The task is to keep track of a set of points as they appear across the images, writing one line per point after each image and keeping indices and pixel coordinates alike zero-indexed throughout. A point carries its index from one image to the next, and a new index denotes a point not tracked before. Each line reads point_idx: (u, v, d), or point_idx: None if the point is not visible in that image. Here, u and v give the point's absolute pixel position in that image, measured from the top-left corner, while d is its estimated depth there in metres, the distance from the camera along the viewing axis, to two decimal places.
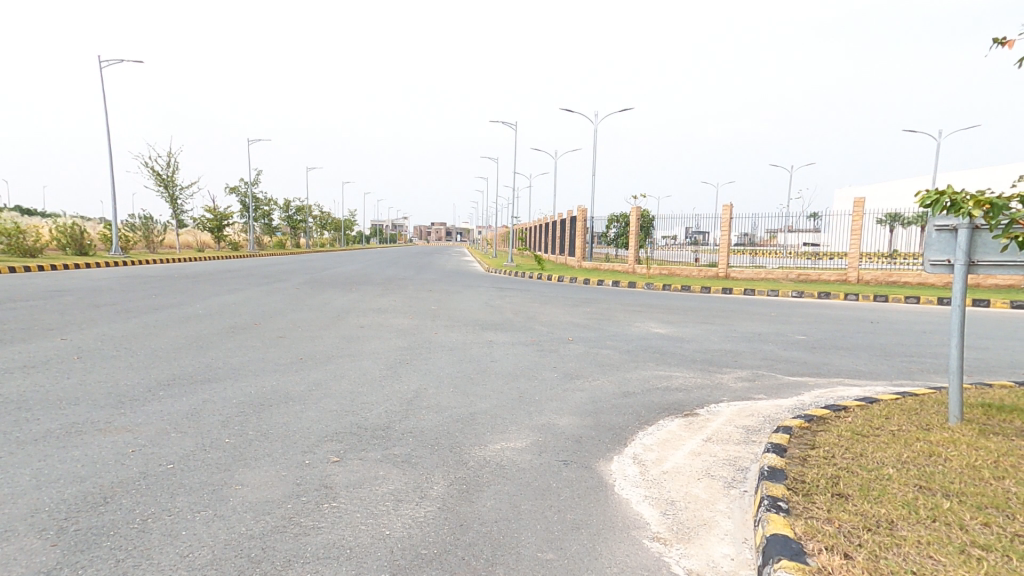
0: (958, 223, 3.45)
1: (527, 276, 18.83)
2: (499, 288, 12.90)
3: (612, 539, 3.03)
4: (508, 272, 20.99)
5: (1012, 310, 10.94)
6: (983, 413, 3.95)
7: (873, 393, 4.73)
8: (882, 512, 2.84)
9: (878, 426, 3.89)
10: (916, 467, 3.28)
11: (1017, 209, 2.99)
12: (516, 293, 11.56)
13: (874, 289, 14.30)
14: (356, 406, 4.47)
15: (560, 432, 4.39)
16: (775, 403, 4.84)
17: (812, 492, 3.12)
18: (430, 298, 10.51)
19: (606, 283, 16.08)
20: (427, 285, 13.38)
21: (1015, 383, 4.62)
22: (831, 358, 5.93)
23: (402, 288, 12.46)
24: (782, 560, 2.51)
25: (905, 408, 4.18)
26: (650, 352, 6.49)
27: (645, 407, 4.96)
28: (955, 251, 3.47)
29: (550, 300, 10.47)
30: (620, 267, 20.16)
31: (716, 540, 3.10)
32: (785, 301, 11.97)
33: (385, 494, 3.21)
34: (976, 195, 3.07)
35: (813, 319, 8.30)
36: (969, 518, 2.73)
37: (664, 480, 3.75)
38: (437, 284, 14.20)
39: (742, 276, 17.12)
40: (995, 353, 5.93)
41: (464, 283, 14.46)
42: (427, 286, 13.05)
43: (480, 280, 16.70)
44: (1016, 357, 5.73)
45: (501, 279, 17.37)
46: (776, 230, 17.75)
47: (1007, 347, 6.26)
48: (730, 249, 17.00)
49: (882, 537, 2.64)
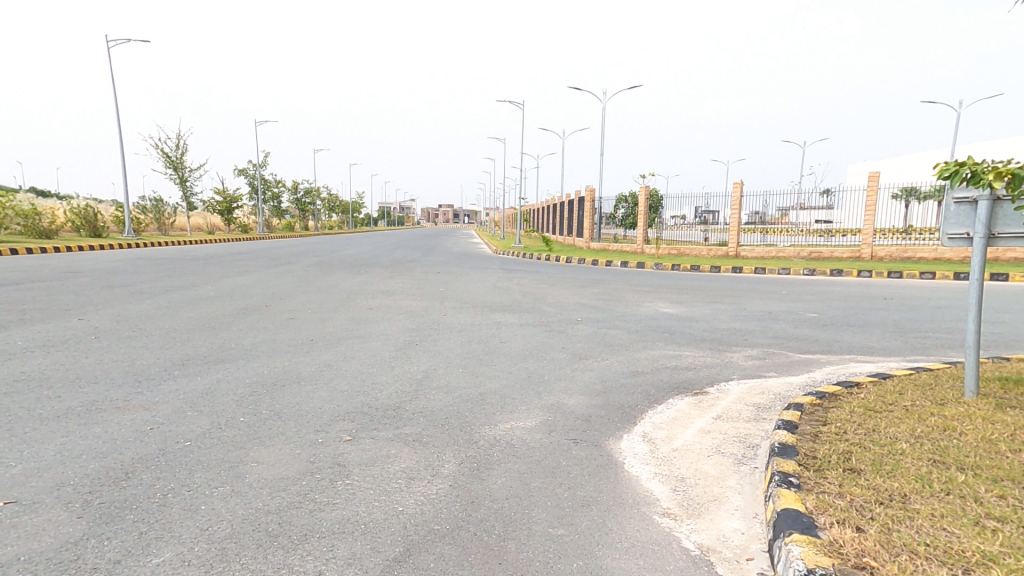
0: (978, 195, 3.38)
1: (535, 257, 18.80)
2: (506, 270, 12.89)
3: (623, 515, 3.06)
4: (515, 253, 20.93)
5: None
6: (999, 387, 3.90)
7: (886, 369, 4.70)
8: (895, 486, 2.84)
9: (891, 402, 3.87)
10: (930, 441, 3.26)
11: None
12: (524, 275, 11.54)
13: (888, 266, 14.11)
14: (367, 387, 4.52)
15: (570, 412, 4.41)
16: (786, 380, 4.83)
17: (824, 467, 3.12)
18: (438, 280, 10.52)
19: (614, 263, 16.02)
20: (435, 267, 13.39)
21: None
22: (842, 335, 5.88)
23: (410, 270, 12.49)
24: (793, 534, 2.53)
25: (919, 384, 4.15)
26: (659, 332, 6.48)
27: (654, 386, 4.97)
28: (974, 224, 3.41)
29: (558, 281, 10.44)
30: (628, 247, 20.02)
31: (726, 515, 3.11)
32: (795, 279, 11.85)
33: (397, 472, 3.25)
34: (997, 165, 2.99)
35: (825, 297, 8.24)
36: (983, 491, 2.72)
37: (674, 458, 3.77)
38: (445, 266, 14.22)
39: (752, 255, 16.92)
40: (1012, 327, 5.85)
41: (472, 265, 14.47)
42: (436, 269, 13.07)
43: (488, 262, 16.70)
44: None
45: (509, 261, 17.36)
46: (787, 208, 17.50)
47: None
48: (740, 227, 16.82)
49: (894, 510, 2.64)
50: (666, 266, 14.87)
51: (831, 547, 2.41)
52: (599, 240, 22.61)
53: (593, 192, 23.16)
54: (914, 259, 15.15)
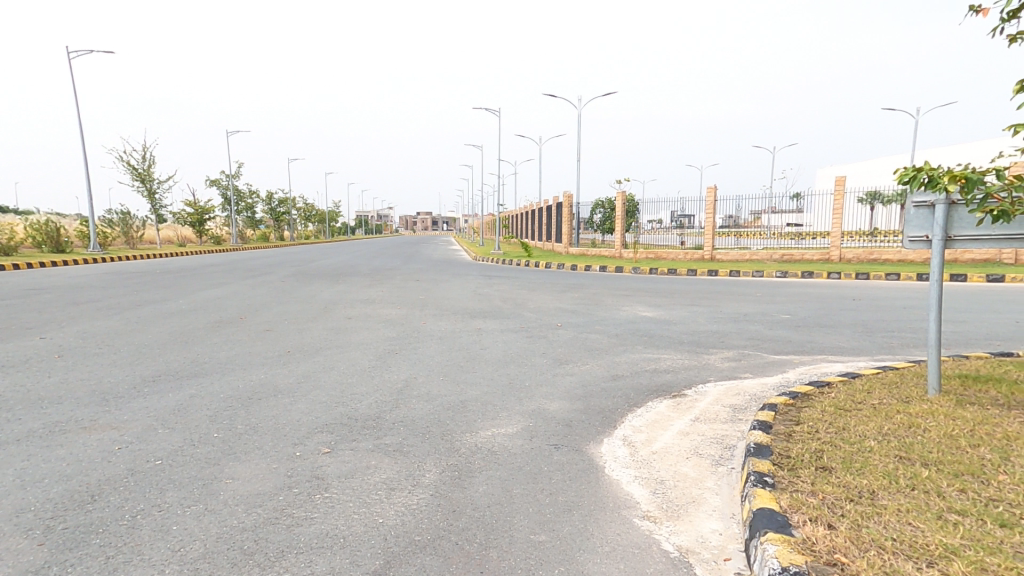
0: (935, 199, 3.51)
1: (514, 263, 18.85)
2: (486, 277, 12.88)
3: (604, 519, 3.08)
4: (495, 259, 20.95)
5: (989, 284, 11.14)
6: (959, 384, 4.05)
7: (855, 368, 4.83)
8: (864, 483, 2.92)
9: (859, 400, 3.98)
10: (896, 438, 3.36)
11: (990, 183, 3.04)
12: (503, 281, 11.56)
13: (857, 267, 14.51)
14: (346, 397, 4.47)
15: (551, 417, 4.43)
16: (760, 381, 4.93)
17: (797, 466, 3.19)
18: (418, 288, 10.47)
19: (593, 268, 16.12)
20: (413, 275, 13.33)
21: (991, 353, 4.74)
22: (815, 335, 6.03)
23: (388, 279, 12.39)
24: (768, 533, 2.58)
25: (885, 382, 4.28)
26: (638, 336, 6.55)
27: (633, 389, 5.02)
28: (933, 226, 3.53)
29: (538, 287, 10.48)
30: (606, 252, 20.20)
31: (705, 516, 3.17)
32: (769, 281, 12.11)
33: (377, 483, 3.22)
34: (952, 170, 3.11)
35: (798, 298, 8.43)
36: (946, 485, 2.82)
37: (654, 461, 3.82)
38: (423, 273, 14.13)
39: (727, 258, 17.22)
40: (973, 325, 6.07)
41: (451, 272, 14.41)
42: (414, 276, 13.01)
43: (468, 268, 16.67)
44: (992, 328, 5.89)
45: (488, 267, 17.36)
46: (760, 212, 17.84)
47: (985, 319, 6.40)
48: (714, 231, 17.12)
49: (863, 507, 2.72)
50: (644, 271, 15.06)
51: (804, 545, 2.47)
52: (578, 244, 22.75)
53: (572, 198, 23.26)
54: (881, 260, 15.61)
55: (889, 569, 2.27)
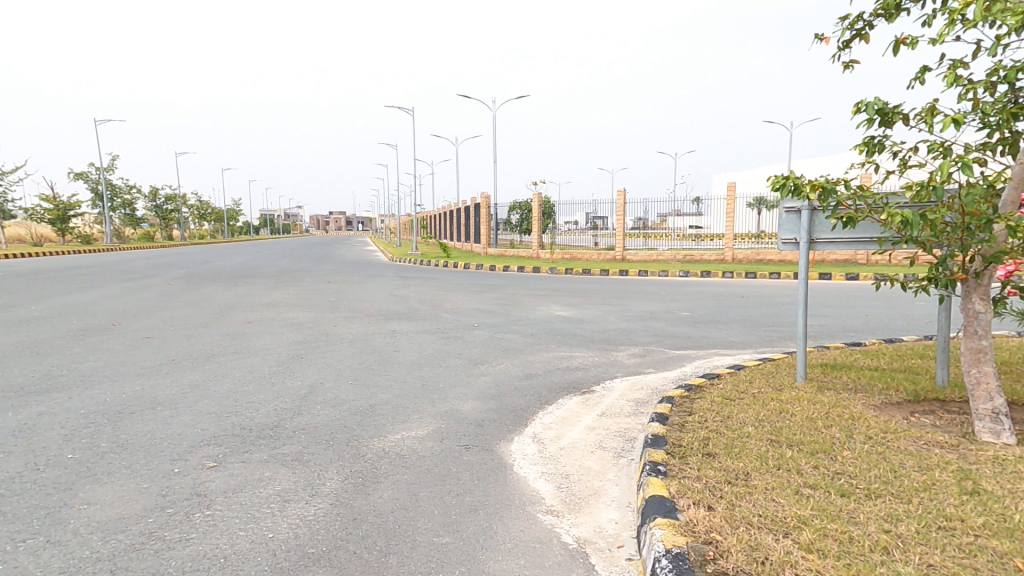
0: (801, 206, 3.90)
1: (433, 264, 18.69)
2: (401, 277, 12.65)
3: (508, 517, 3.10)
4: (414, 259, 20.66)
5: (853, 281, 12.53)
6: (821, 371, 4.51)
7: (742, 360, 5.24)
8: (741, 465, 3.16)
9: (743, 390, 4.31)
10: (770, 423, 3.68)
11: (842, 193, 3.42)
12: (420, 282, 11.41)
13: (748, 266, 15.79)
14: (241, 407, 4.20)
15: (463, 418, 4.41)
16: (662, 375, 5.20)
17: (687, 454, 3.39)
18: (327, 290, 10.08)
19: (512, 268, 16.33)
20: (322, 276, 12.81)
21: (845, 343, 5.34)
22: (710, 331, 6.47)
23: (296, 280, 11.82)
24: (656, 518, 2.72)
25: (765, 372, 4.67)
26: (552, 334, 6.70)
27: (546, 387, 5.12)
28: (800, 231, 3.92)
29: (453, 288, 10.44)
30: (524, 252, 20.56)
31: (604, 506, 3.28)
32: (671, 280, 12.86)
33: (271, 495, 3.05)
34: (811, 182, 3.43)
35: (698, 296, 9.02)
36: (804, 463, 3.11)
37: (560, 456, 3.90)
38: (334, 274, 13.62)
39: (637, 258, 18.10)
40: (839, 318, 6.80)
41: (364, 273, 14.00)
42: (323, 277, 12.51)
43: (382, 269, 16.27)
44: (853, 321, 6.63)
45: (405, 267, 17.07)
46: (667, 215, 18.87)
47: (847, 313, 7.20)
48: (625, 233, 17.92)
49: (738, 487, 2.94)
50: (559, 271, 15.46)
51: (686, 527, 2.63)
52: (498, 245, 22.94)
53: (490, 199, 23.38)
54: (765, 260, 17.08)
55: (755, 543, 2.46)
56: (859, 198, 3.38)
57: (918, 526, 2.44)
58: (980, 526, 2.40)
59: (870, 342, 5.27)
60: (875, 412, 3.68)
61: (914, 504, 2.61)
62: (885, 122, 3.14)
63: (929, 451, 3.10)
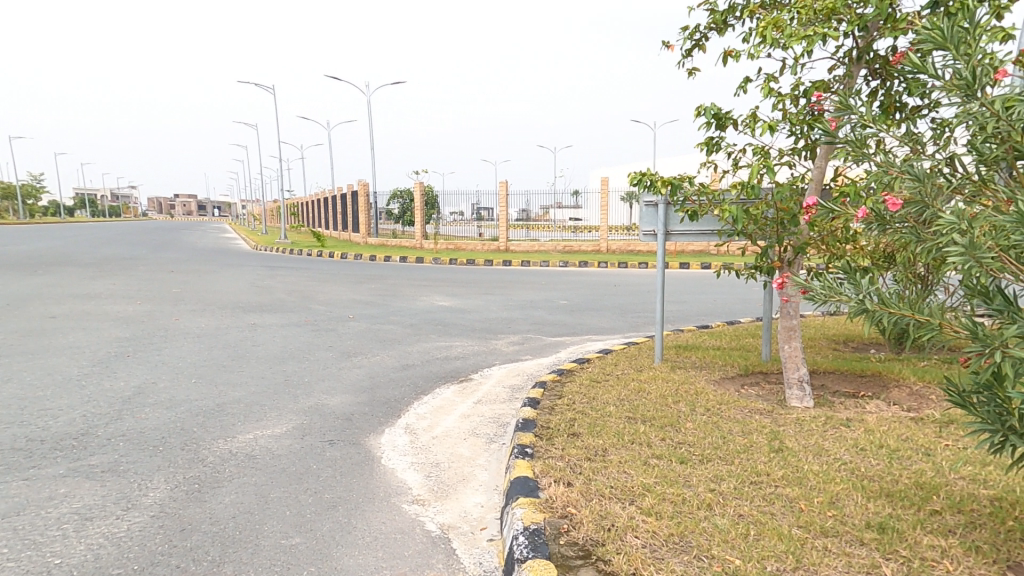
0: (658, 200, 4.21)
1: (309, 253, 17.65)
2: (267, 267, 11.74)
3: (370, 510, 2.96)
4: (287, 248, 19.36)
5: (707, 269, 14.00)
6: (676, 352, 4.92)
7: (611, 345, 5.56)
8: (600, 442, 3.32)
9: (608, 372, 4.57)
10: (628, 402, 3.92)
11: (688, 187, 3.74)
12: (290, 273, 10.67)
13: (620, 256, 16.95)
14: (36, 415, 3.63)
15: (330, 412, 4.17)
16: (538, 361, 5.35)
17: (554, 435, 3.49)
18: (175, 281, 9.03)
19: (395, 258, 15.92)
20: (174, 266, 11.49)
21: (697, 325, 5.89)
22: (585, 317, 6.80)
23: (139, 270, 10.45)
24: (519, 498, 2.75)
25: (629, 355, 4.99)
26: (433, 324, 6.60)
27: (422, 376, 5.02)
28: (658, 223, 4.24)
29: (329, 279, 9.87)
30: (408, 243, 20.17)
31: (471, 491, 3.26)
32: (552, 271, 13.32)
33: (66, 515, 2.64)
34: (664, 178, 3.77)
35: (574, 285, 9.47)
36: (653, 436, 3.35)
37: (432, 445, 3.82)
38: (187, 264, 12.26)
39: (520, 249, 18.63)
40: (694, 304, 7.52)
41: (225, 263, 12.79)
42: (173, 267, 11.22)
43: (249, 259, 14.90)
44: (705, 305, 7.37)
45: (277, 257, 15.92)
46: (549, 207, 19.46)
47: (700, 298, 8.00)
48: (508, 224, 18.28)
49: (595, 463, 3.08)
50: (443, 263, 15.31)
51: (546, 504, 2.69)
52: (379, 236, 22.13)
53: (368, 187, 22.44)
54: (636, 250, 18.46)
55: (606, 513, 2.58)
56: (702, 194, 3.77)
57: (737, 483, 2.73)
58: (777, 478, 2.72)
59: (717, 324, 5.87)
60: (714, 387, 4.08)
61: (736, 464, 2.91)
62: (717, 126, 3.48)
63: (752, 418, 3.50)
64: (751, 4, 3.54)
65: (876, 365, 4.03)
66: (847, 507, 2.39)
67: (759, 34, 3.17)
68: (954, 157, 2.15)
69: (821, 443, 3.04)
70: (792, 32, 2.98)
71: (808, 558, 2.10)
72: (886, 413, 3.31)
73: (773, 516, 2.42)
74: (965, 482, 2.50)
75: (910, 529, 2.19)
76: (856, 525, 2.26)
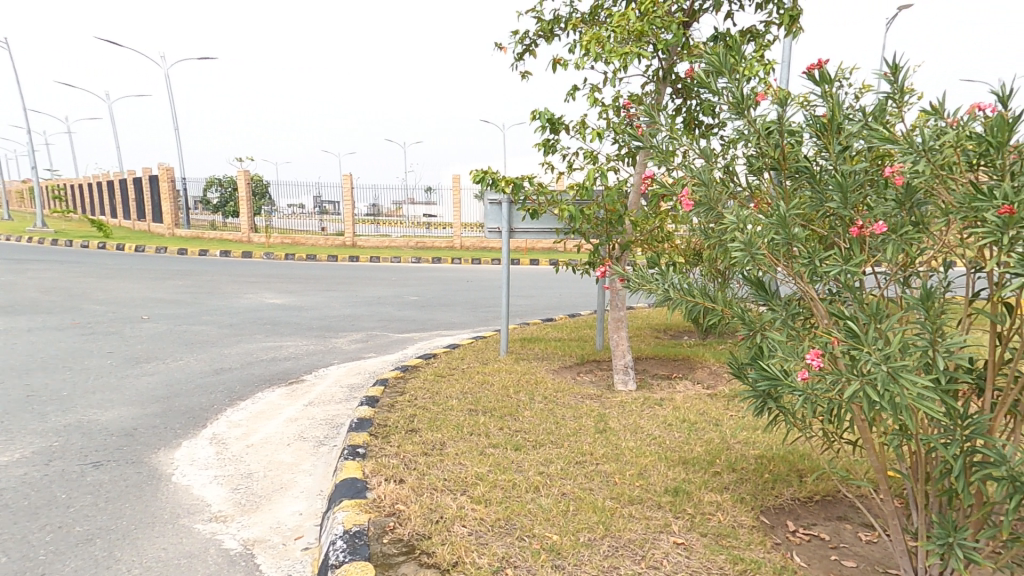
0: (502, 199, 4.28)
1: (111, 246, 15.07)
2: (39, 262, 9.71)
3: (147, 537, 2.50)
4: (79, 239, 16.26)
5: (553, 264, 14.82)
6: (522, 344, 5.05)
7: (460, 339, 5.54)
8: (438, 436, 3.22)
9: (454, 366, 4.51)
10: (472, 394, 3.89)
11: (529, 187, 3.84)
12: (74, 268, 8.96)
13: (474, 253, 17.18)
14: None
15: (106, 429, 3.49)
16: (382, 359, 5.10)
17: (391, 432, 3.30)
18: None
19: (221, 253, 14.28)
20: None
21: (542, 319, 6.14)
22: (434, 313, 6.71)
23: None
24: (343, 501, 2.52)
25: (476, 348, 5.00)
26: (262, 324, 5.98)
27: (240, 381, 4.47)
28: (502, 221, 4.32)
29: (130, 276, 8.44)
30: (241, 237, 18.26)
31: (288, 500, 2.92)
32: (403, 268, 12.99)
33: None
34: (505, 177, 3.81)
35: (424, 280, 9.34)
36: (492, 426, 3.34)
37: (245, 454, 3.38)
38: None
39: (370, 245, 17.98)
40: (540, 297, 7.87)
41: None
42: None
43: (23, 252, 12.17)
44: (550, 299, 7.74)
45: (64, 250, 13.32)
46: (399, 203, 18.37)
47: (545, 293, 8.40)
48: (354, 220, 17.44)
49: (431, 457, 2.97)
50: (276, 259, 14.08)
51: (372, 504, 2.50)
52: (203, 227, 19.57)
53: (169, 172, 19.34)
54: (491, 247, 18.88)
55: (436, 506, 2.48)
56: (542, 194, 3.87)
57: (563, 464, 2.82)
58: (598, 457, 2.87)
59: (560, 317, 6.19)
60: (553, 375, 4.26)
61: (565, 447, 3.02)
62: (552, 131, 3.63)
63: (585, 403, 3.68)
64: (574, 18, 3.79)
65: (685, 350, 4.55)
66: (652, 476, 2.60)
67: (583, 48, 3.39)
68: (731, 168, 2.14)
69: (638, 422, 3.29)
70: (611, 47, 3.24)
71: (614, 526, 2.22)
72: (690, 392, 3.73)
73: (592, 491, 2.53)
74: (741, 444, 2.88)
75: (697, 489, 2.44)
76: (656, 491, 2.46)
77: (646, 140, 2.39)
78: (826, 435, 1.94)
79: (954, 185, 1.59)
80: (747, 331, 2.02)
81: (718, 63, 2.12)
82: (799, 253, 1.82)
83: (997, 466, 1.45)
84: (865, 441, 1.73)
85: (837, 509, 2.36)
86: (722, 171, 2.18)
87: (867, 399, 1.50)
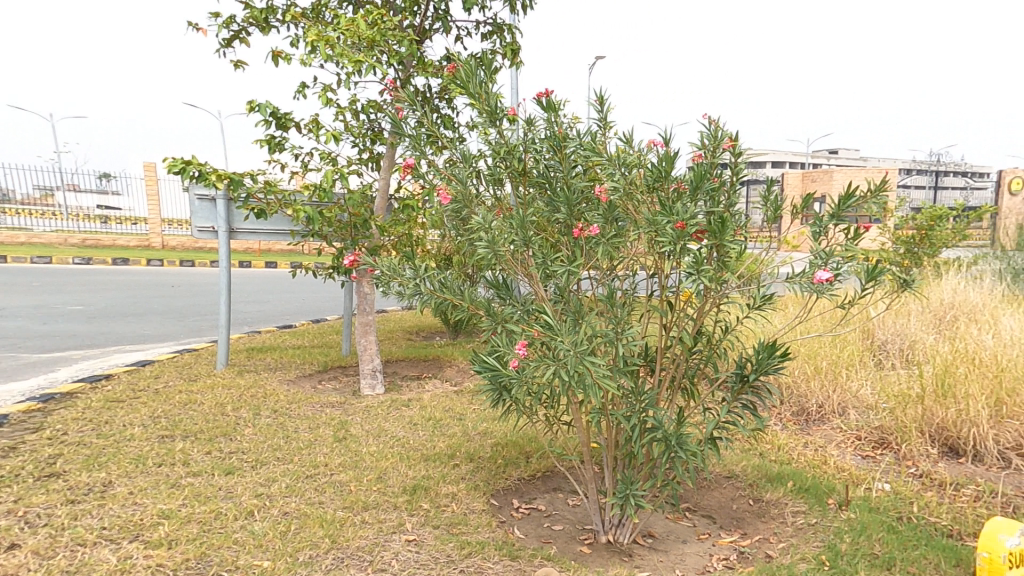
0: (217, 195, 3.82)
1: None
2: None
3: None
4: None
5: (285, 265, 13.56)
6: (247, 356, 4.50)
7: (154, 356, 4.64)
8: (103, 476, 2.50)
9: (142, 388, 3.69)
10: (165, 418, 3.21)
11: (251, 184, 3.43)
12: None
13: (186, 254, 14.46)
14: None
15: None
16: (7, 390, 3.73)
17: (7, 484, 2.41)
18: None
19: None
20: None
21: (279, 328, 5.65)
22: (113, 329, 5.60)
23: None
24: None
25: (180, 365, 4.24)
26: None
27: None
28: (217, 220, 3.85)
29: None
30: None
31: None
32: (79, 270, 10.33)
33: None
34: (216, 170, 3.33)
35: (102, 292, 7.73)
36: (195, 451, 2.79)
37: None
38: None
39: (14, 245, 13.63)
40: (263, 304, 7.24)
41: None
42: None
43: None
44: (274, 305, 7.22)
45: None
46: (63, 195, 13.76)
47: (271, 299, 7.71)
48: None
49: (83, 505, 2.26)
50: None
51: None
52: None
53: None
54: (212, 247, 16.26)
55: (93, 566, 1.89)
56: (269, 193, 3.48)
57: (289, 481, 2.51)
58: (332, 467, 2.66)
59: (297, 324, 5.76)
60: (287, 387, 3.84)
61: (295, 461, 2.70)
62: (277, 127, 3.32)
63: (323, 412, 3.39)
64: (292, 11, 3.55)
65: (436, 350, 4.67)
66: (391, 479, 2.53)
67: (308, 44, 3.18)
68: (479, 172, 2.10)
69: (382, 425, 3.20)
70: (340, 50, 3.12)
71: (343, 536, 2.07)
72: (438, 391, 3.82)
73: (321, 505, 2.31)
74: (480, 436, 3.03)
75: (436, 484, 2.48)
76: (394, 493, 2.40)
77: (401, 130, 2.21)
78: (546, 420, 2.15)
79: (645, 201, 1.90)
80: (491, 326, 1.99)
81: (466, 73, 1.98)
82: (533, 254, 1.91)
83: (659, 430, 1.83)
84: (576, 419, 1.93)
85: (554, 482, 2.62)
86: (472, 175, 2.11)
87: (561, 377, 1.69)
